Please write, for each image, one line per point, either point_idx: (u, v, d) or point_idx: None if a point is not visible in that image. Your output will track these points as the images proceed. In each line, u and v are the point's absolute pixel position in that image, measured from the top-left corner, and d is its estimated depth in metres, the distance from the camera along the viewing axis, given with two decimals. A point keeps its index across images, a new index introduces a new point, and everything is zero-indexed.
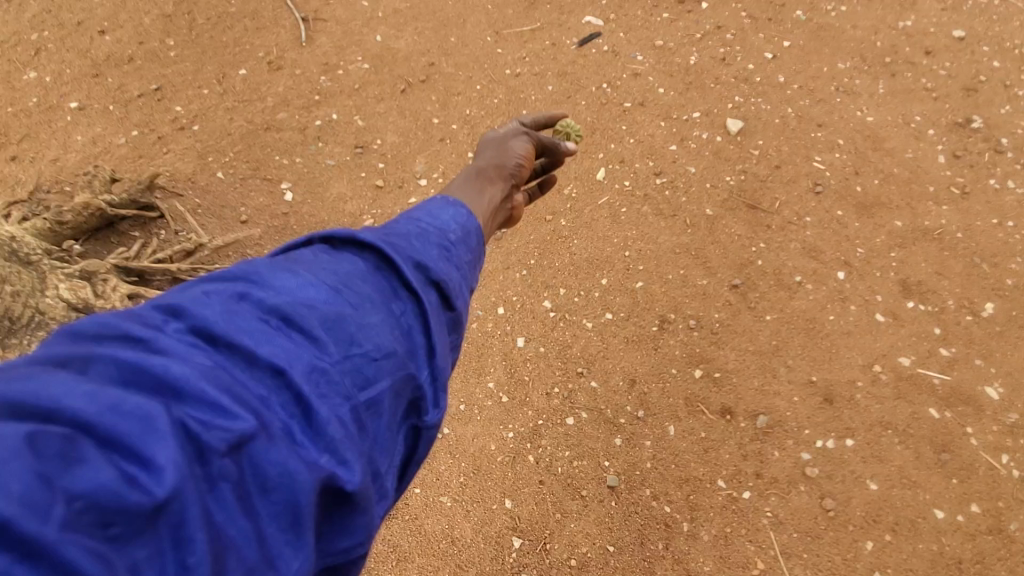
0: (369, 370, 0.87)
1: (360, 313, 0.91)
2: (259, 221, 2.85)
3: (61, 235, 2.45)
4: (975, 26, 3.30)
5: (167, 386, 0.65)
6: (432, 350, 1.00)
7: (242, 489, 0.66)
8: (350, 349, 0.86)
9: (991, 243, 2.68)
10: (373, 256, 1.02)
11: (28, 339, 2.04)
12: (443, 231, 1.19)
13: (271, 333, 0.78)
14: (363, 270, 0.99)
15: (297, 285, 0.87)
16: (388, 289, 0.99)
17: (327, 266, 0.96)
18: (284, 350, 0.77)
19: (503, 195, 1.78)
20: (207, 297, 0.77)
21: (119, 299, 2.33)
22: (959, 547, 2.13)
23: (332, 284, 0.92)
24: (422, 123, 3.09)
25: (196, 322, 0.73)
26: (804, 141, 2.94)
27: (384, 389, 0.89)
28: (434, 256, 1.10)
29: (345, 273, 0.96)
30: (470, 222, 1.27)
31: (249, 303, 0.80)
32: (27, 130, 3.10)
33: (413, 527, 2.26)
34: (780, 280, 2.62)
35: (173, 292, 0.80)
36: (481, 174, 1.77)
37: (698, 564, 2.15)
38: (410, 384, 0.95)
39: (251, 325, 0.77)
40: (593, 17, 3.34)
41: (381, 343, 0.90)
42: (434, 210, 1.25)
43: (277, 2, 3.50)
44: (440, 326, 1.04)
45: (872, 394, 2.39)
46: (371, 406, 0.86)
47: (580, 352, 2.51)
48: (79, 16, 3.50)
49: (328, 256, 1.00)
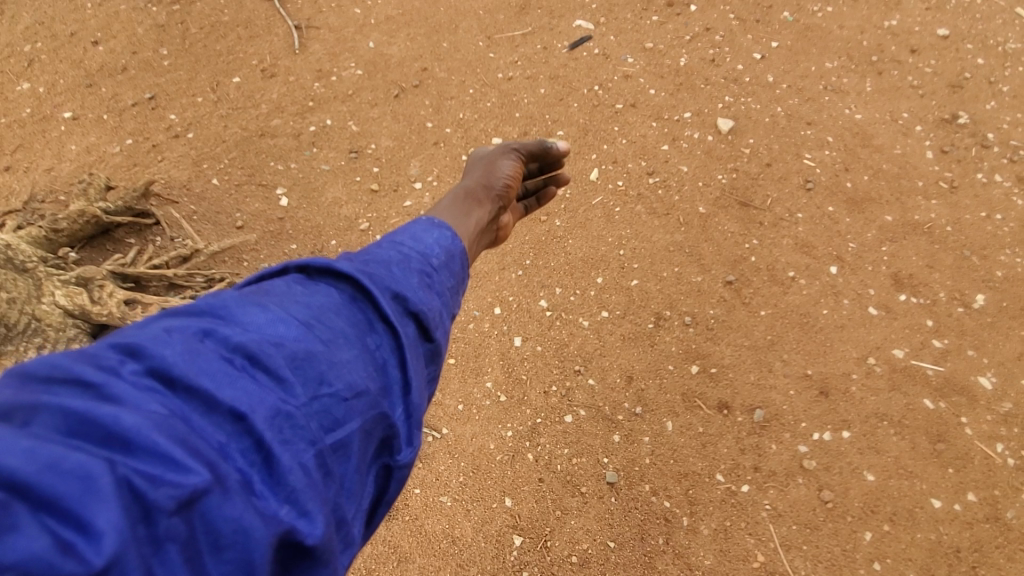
0: (338, 411, 0.87)
1: (332, 349, 0.91)
2: (255, 226, 2.87)
3: (56, 242, 2.42)
4: (959, 24, 3.35)
5: (116, 437, 0.64)
6: (406, 386, 1.00)
7: (190, 547, 0.64)
8: (319, 388, 0.86)
9: (981, 235, 2.72)
10: (349, 286, 1.03)
11: (24, 345, 2.07)
12: (426, 257, 1.20)
13: (235, 374, 0.78)
14: (338, 301, 1.00)
15: (266, 321, 0.87)
16: (364, 322, 1.00)
17: (301, 298, 0.96)
18: (247, 393, 0.76)
19: (490, 217, 1.80)
20: (169, 336, 0.77)
21: (116, 305, 2.26)
22: (957, 536, 2.15)
23: (304, 318, 0.92)
24: (416, 127, 3.12)
25: (154, 364, 0.73)
26: (794, 139, 2.97)
27: (353, 430, 0.89)
28: (414, 285, 1.11)
29: (319, 305, 0.97)
30: (454, 245, 1.30)
31: (213, 341, 0.80)
32: (20, 141, 3.10)
33: (414, 528, 2.26)
34: (774, 276, 2.64)
35: (134, 329, 0.80)
36: (469, 196, 1.78)
37: (698, 558, 2.16)
38: (383, 422, 0.95)
39: (213, 367, 0.76)
40: (583, 21, 3.38)
41: (352, 382, 0.90)
42: (417, 233, 1.26)
43: (270, 11, 3.53)
44: (417, 359, 1.05)
45: (867, 386, 2.41)
46: (338, 448, 0.86)
47: (578, 351, 2.53)
48: (72, 27, 3.51)
49: (302, 286, 1.00)
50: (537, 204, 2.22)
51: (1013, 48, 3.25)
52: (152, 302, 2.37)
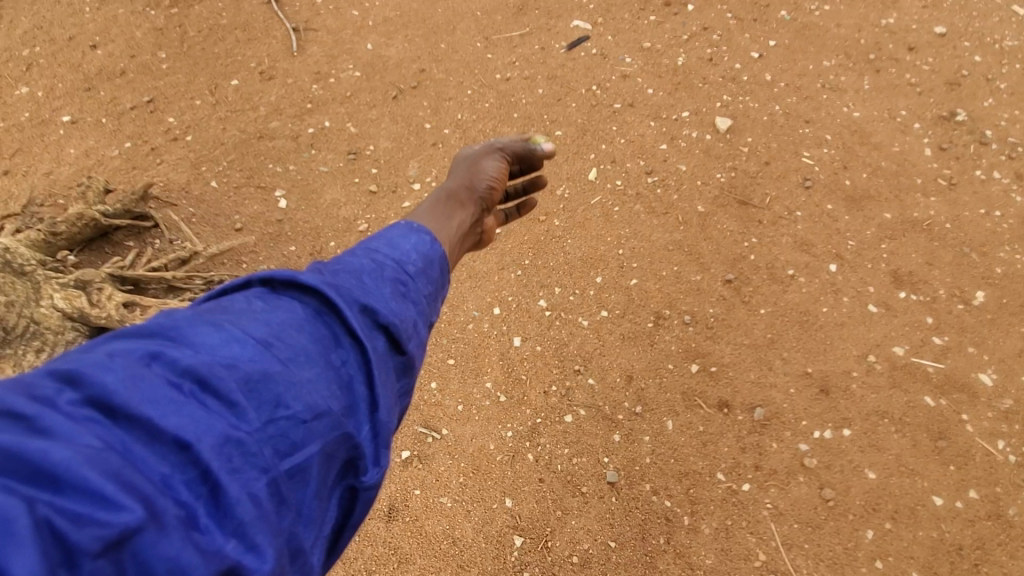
0: (296, 434, 0.81)
1: (292, 368, 0.86)
2: (254, 228, 2.87)
3: (55, 246, 2.43)
4: (956, 22, 3.35)
5: (44, 473, 0.59)
6: (374, 404, 0.95)
7: None
8: (275, 412, 0.80)
9: (980, 232, 2.71)
10: (314, 299, 0.97)
11: (23, 349, 2.05)
12: (401, 263, 1.16)
13: (181, 400, 0.72)
14: (301, 317, 0.94)
15: (220, 341, 0.81)
16: (328, 337, 0.94)
17: (261, 315, 0.90)
18: (193, 420, 0.71)
19: (473, 219, 1.80)
20: (111, 360, 0.71)
21: (115, 308, 2.26)
22: (959, 533, 2.14)
23: (263, 336, 0.86)
24: (414, 128, 3.12)
25: (93, 392, 0.67)
26: (792, 137, 2.97)
27: (313, 453, 0.82)
28: (385, 296, 1.06)
29: (280, 322, 0.91)
30: (432, 249, 1.25)
31: (160, 365, 0.74)
32: (19, 145, 3.11)
33: (414, 529, 2.26)
34: (773, 275, 2.64)
35: (76, 355, 0.75)
36: (452, 197, 1.79)
37: (700, 557, 2.15)
38: (346, 443, 0.89)
39: (157, 393, 0.71)
40: (581, 22, 3.38)
41: (312, 402, 0.84)
42: (394, 239, 1.22)
43: (267, 14, 3.53)
44: (386, 373, 0.99)
45: (867, 383, 2.40)
46: (296, 474, 0.80)
47: (577, 350, 2.52)
48: (70, 31, 3.52)
49: (263, 302, 0.94)
50: (517, 212, 2.13)
51: (1011, 46, 3.25)
52: (150, 304, 2.38)
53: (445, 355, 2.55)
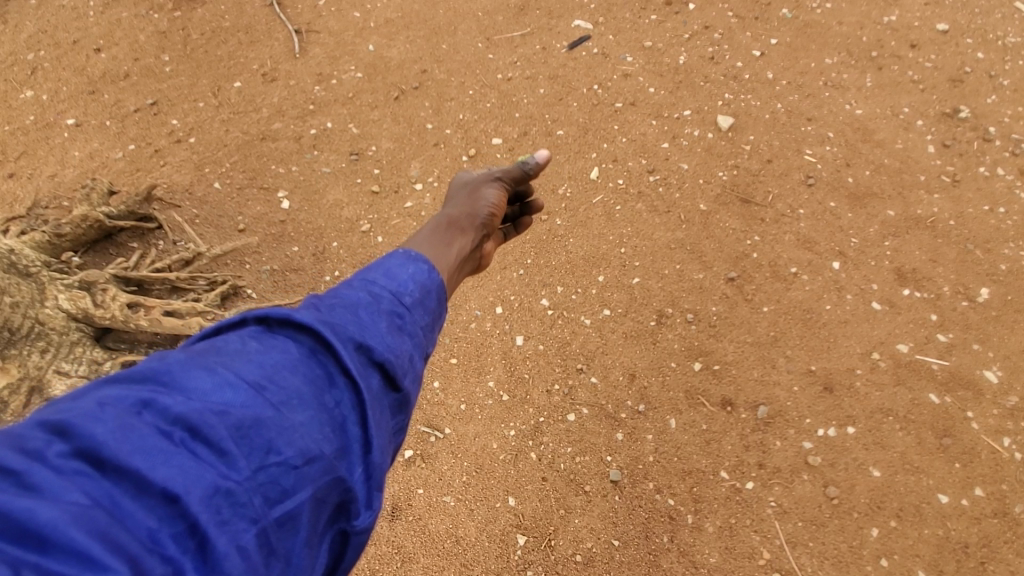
0: (287, 481, 0.77)
1: (285, 412, 0.82)
2: (257, 229, 2.87)
3: (60, 247, 2.42)
4: (959, 19, 3.34)
5: (30, 533, 0.57)
6: (367, 444, 0.89)
7: None
8: (266, 458, 0.76)
9: (984, 229, 2.70)
10: (309, 337, 0.92)
11: (29, 349, 2.05)
12: (399, 295, 1.12)
13: (170, 449, 0.69)
14: (295, 356, 0.89)
15: (212, 385, 0.78)
16: (322, 377, 0.90)
17: (254, 354, 0.86)
18: (182, 471, 0.68)
19: (473, 245, 1.76)
20: (101, 410, 0.69)
21: (119, 308, 2.27)
22: (965, 531, 2.12)
23: (256, 378, 0.83)
24: (416, 128, 3.12)
25: (83, 444, 0.66)
26: (794, 135, 2.97)
27: (304, 500, 0.78)
28: (381, 331, 1.01)
29: (274, 363, 0.87)
30: (430, 278, 1.21)
31: (151, 413, 0.71)
32: (24, 147, 3.12)
33: (417, 528, 2.26)
34: (776, 272, 2.63)
35: (68, 403, 0.73)
36: (452, 224, 1.75)
37: (704, 556, 2.14)
38: (338, 487, 0.84)
39: (145, 442, 0.68)
40: (582, 21, 3.39)
41: (304, 446, 0.80)
42: (392, 268, 1.18)
43: (270, 16, 3.55)
44: (381, 412, 0.95)
45: (871, 381, 2.39)
46: (286, 522, 0.76)
47: (579, 349, 2.52)
48: (74, 35, 3.54)
49: (257, 341, 0.89)
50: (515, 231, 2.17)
51: (1013, 42, 3.23)
52: (155, 303, 2.37)
53: (447, 354, 2.55)
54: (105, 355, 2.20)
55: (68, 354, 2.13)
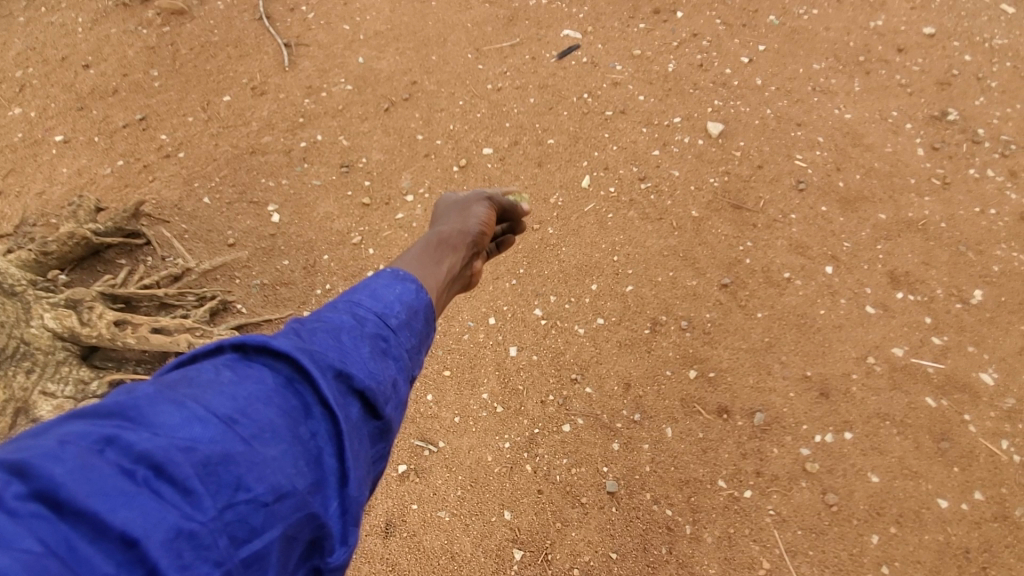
0: (256, 519, 0.73)
1: (256, 446, 0.78)
2: (246, 243, 2.85)
3: (46, 264, 2.39)
4: (945, 22, 3.36)
5: None
6: (344, 477, 0.85)
7: None
8: (234, 495, 0.72)
9: (975, 231, 2.70)
10: (286, 365, 0.89)
11: (13, 370, 2.02)
12: (384, 317, 1.11)
13: (133, 490, 0.65)
14: (271, 386, 0.85)
15: (181, 420, 0.73)
16: (299, 408, 0.86)
17: (228, 385, 0.82)
18: (144, 513, 0.63)
19: (463, 263, 1.74)
20: (61, 449, 0.65)
21: (107, 326, 2.24)
22: (965, 536, 2.10)
23: (228, 411, 0.79)
24: (407, 139, 3.11)
25: (42, 485, 0.61)
26: (783, 140, 2.97)
27: (273, 539, 0.74)
28: (363, 357, 0.99)
29: (250, 393, 0.82)
30: (417, 299, 1.20)
31: (114, 451, 0.67)
32: (12, 165, 3.10)
33: (412, 544, 2.23)
34: (769, 278, 2.62)
35: (26, 441, 0.68)
36: (444, 242, 1.72)
37: (703, 566, 2.12)
38: (312, 523, 0.80)
39: (105, 483, 0.63)
40: (570, 31, 3.40)
41: (276, 482, 0.76)
42: (378, 289, 1.17)
43: (259, 30, 3.55)
44: (359, 442, 0.92)
45: (867, 385, 2.38)
46: (253, 563, 0.72)
47: (573, 359, 2.50)
48: (63, 52, 3.53)
49: (231, 370, 0.85)
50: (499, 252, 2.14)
51: (1000, 44, 3.26)
52: (142, 320, 2.34)
53: (440, 366, 2.53)
54: (92, 374, 2.19)
55: (54, 374, 2.11)
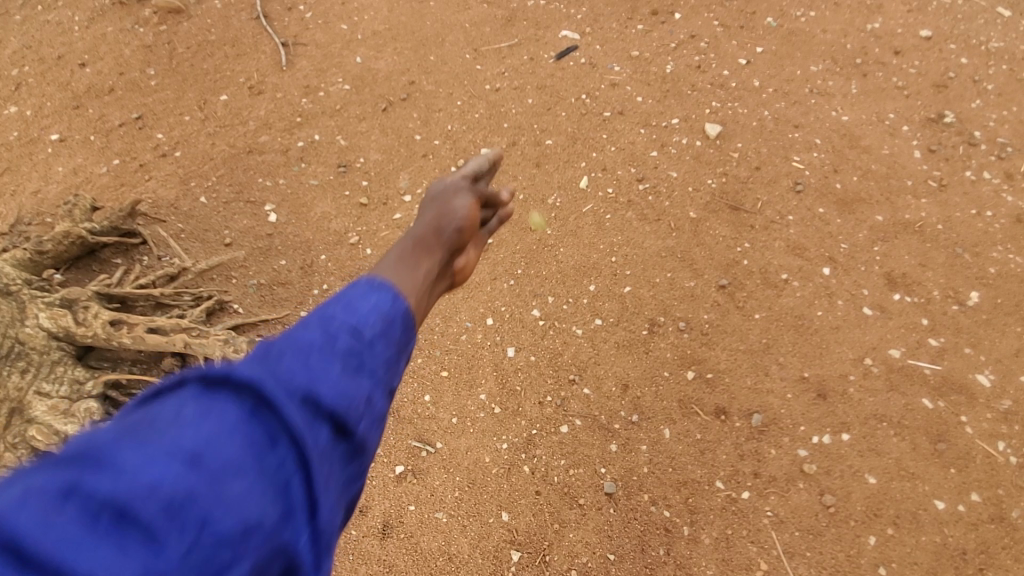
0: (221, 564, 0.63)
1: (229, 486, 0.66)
2: (243, 243, 2.84)
3: (42, 264, 2.38)
4: (941, 25, 3.38)
5: None
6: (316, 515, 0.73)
7: None
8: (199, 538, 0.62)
9: (972, 233, 2.71)
10: (263, 400, 0.74)
11: (8, 369, 2.02)
12: (364, 334, 0.89)
13: (87, 539, 0.55)
14: (241, 423, 0.71)
15: (149, 457, 0.63)
16: (273, 446, 0.72)
17: (201, 420, 0.70)
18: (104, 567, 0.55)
19: (444, 262, 1.57)
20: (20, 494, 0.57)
21: (103, 326, 2.20)
22: (962, 537, 2.11)
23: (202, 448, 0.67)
24: (404, 140, 3.10)
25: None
26: (781, 142, 2.98)
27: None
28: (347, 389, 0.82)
29: (225, 432, 0.70)
30: (398, 309, 0.96)
31: (76, 496, 0.58)
32: (6, 164, 3.08)
33: (409, 546, 2.22)
34: (766, 279, 2.63)
35: None
36: (421, 241, 1.55)
37: (700, 567, 2.12)
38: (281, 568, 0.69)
39: (66, 528, 0.55)
40: (569, 32, 3.40)
41: (247, 524, 0.66)
42: (360, 303, 0.96)
43: (257, 29, 3.54)
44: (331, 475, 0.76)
45: (865, 386, 2.38)
46: None
47: (571, 360, 2.50)
48: (59, 50, 3.52)
49: (207, 403, 0.73)
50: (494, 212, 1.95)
51: (996, 47, 3.27)
52: (138, 320, 2.28)
53: (438, 367, 2.52)
54: (87, 374, 2.17)
55: (49, 374, 2.10)
